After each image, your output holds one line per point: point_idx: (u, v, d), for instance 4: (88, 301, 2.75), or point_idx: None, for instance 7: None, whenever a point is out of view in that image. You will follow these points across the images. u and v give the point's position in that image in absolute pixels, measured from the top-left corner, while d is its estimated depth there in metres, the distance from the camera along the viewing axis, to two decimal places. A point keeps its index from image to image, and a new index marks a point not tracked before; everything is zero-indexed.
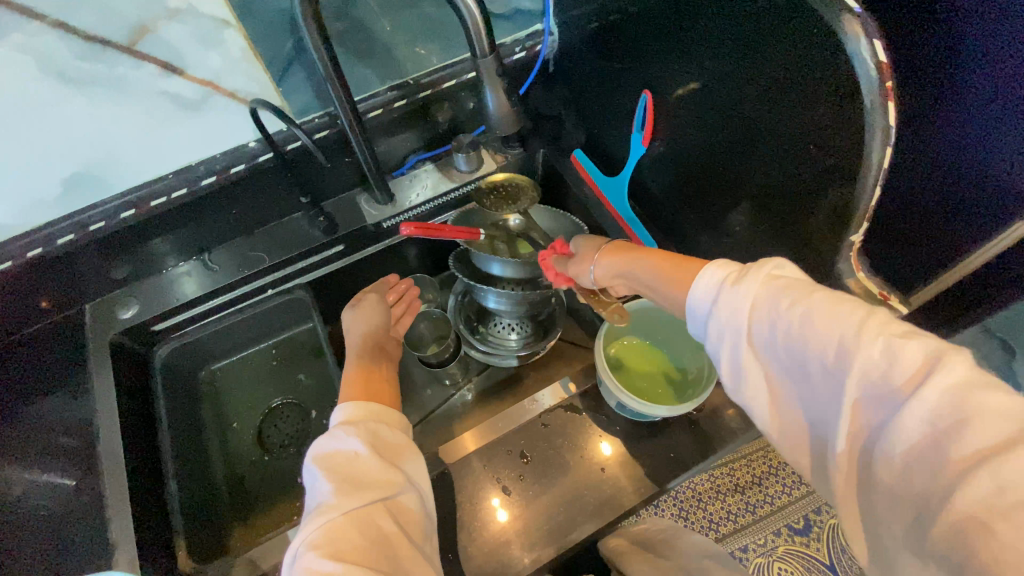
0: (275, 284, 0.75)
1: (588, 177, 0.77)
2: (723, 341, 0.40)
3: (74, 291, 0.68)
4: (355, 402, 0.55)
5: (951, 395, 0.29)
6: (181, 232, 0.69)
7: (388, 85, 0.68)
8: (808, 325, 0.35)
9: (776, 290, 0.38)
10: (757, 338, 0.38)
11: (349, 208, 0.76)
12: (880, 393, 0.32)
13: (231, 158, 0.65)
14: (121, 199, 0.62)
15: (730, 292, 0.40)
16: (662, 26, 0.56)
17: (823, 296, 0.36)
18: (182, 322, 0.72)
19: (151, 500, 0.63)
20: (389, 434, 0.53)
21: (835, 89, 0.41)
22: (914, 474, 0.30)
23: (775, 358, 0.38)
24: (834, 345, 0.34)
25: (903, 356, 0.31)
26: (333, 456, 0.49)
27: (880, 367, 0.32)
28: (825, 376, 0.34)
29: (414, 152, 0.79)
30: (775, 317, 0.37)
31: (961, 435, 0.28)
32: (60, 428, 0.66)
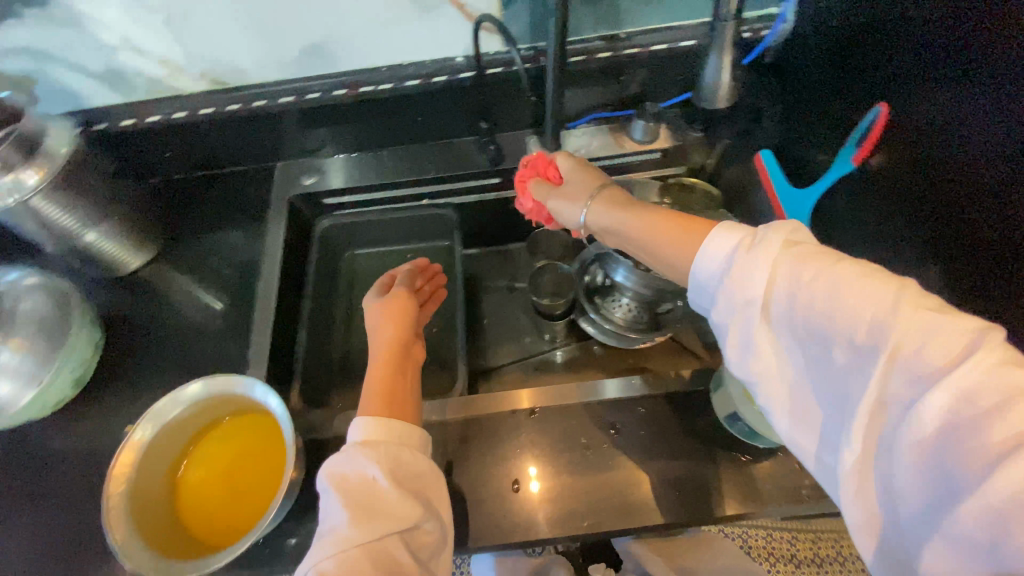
0: (430, 196, 0.81)
1: (768, 181, 0.71)
2: (737, 311, 0.39)
3: (275, 146, 0.78)
4: (369, 419, 0.51)
5: (993, 373, 0.28)
6: (371, 122, 0.76)
7: (599, 34, 0.68)
8: (837, 294, 0.34)
9: (798, 257, 0.36)
10: (775, 308, 0.37)
11: (519, 144, 0.77)
12: (912, 373, 0.31)
13: (437, 67, 0.69)
14: (338, 78, 0.70)
15: (745, 258, 0.38)
16: (924, 46, 0.49)
17: (850, 265, 0.34)
18: (348, 202, 0.81)
19: (283, 342, 0.71)
20: (411, 459, 0.49)
21: None
22: (946, 455, 0.29)
23: (792, 330, 0.36)
24: (861, 316, 0.33)
25: (943, 332, 0.30)
26: (350, 477, 0.47)
27: (912, 343, 0.31)
28: (852, 352, 0.33)
29: (593, 109, 0.78)
30: (796, 288, 0.36)
31: (1005, 417, 0.27)
32: (239, 254, 0.78)
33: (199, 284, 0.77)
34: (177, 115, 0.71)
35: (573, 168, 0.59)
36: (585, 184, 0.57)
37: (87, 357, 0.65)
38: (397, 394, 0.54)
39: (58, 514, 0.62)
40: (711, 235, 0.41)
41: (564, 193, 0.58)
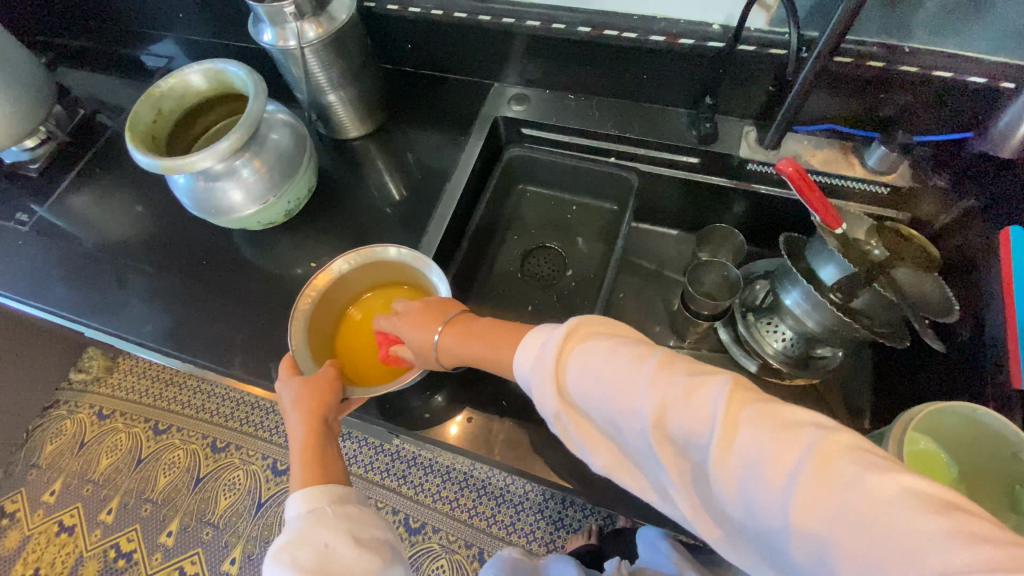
0: (620, 156, 0.81)
1: (1007, 262, 0.58)
2: (556, 425, 0.46)
3: (502, 66, 0.82)
4: (306, 491, 0.52)
5: (739, 425, 0.36)
6: (601, 69, 0.76)
7: (880, 41, 0.62)
8: (609, 390, 0.42)
9: (578, 348, 0.45)
10: (579, 404, 0.44)
11: (732, 133, 0.74)
12: (695, 440, 0.38)
13: (689, 29, 0.66)
14: (585, 15, 0.70)
15: (538, 372, 0.46)
16: None
17: (611, 352, 0.43)
18: (543, 138, 0.84)
19: (447, 243, 0.78)
20: (359, 518, 0.52)
21: None
22: (759, 515, 0.34)
23: (604, 426, 0.43)
24: (636, 403, 0.41)
25: (690, 402, 0.38)
26: (294, 546, 0.47)
27: (680, 416, 0.38)
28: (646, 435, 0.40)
29: (832, 121, 0.71)
30: (580, 388, 0.43)
31: (764, 466, 0.34)
32: (436, 153, 0.85)
33: (394, 169, 0.85)
34: (433, 11, 0.77)
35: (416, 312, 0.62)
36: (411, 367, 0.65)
37: (301, 196, 0.77)
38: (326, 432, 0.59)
39: (245, 311, 0.76)
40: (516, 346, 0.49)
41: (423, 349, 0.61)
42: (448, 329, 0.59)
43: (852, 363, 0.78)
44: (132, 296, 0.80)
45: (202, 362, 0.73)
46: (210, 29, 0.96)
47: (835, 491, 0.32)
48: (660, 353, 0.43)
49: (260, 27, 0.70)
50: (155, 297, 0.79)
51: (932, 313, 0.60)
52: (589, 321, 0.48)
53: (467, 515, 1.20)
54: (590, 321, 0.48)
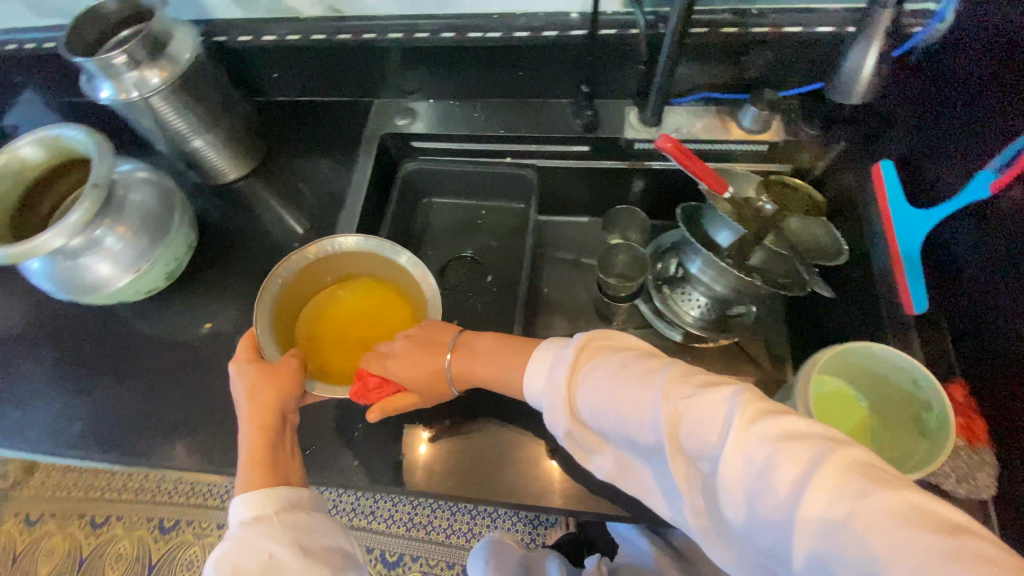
0: (515, 155, 0.80)
1: (883, 195, 0.64)
2: (570, 437, 0.48)
3: (377, 82, 0.78)
4: (247, 501, 0.49)
5: (750, 434, 0.37)
6: (478, 70, 0.74)
7: (730, 7, 0.64)
8: (621, 404, 0.44)
9: (591, 365, 0.47)
10: (591, 417, 0.46)
11: (616, 115, 0.75)
12: (702, 446, 0.39)
13: (548, 20, 0.67)
14: (449, 20, 0.69)
15: (553, 389, 0.49)
16: None
17: (623, 368, 0.45)
18: (437, 148, 0.82)
19: None
20: (307, 526, 0.49)
21: None
22: (759, 518, 0.35)
23: (617, 435, 0.45)
24: (648, 416, 0.42)
25: (701, 414, 0.39)
26: (233, 559, 0.44)
27: (686, 423, 0.40)
28: (658, 444, 0.42)
29: (706, 88, 0.73)
30: (595, 398, 0.46)
31: (771, 474, 0.35)
32: (327, 183, 0.81)
33: (285, 207, 0.80)
34: (291, 36, 0.72)
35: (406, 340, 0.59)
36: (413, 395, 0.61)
37: (181, 254, 0.71)
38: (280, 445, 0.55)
39: (143, 390, 0.69)
40: (533, 363, 0.52)
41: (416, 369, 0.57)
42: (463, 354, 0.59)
43: (768, 315, 0.81)
44: (8, 399, 0.71)
45: (102, 456, 0.66)
46: (48, 87, 0.86)
47: (840, 499, 0.32)
48: (677, 368, 0.44)
49: (95, 83, 0.64)
50: (37, 396, 0.71)
51: (825, 260, 0.65)
52: (601, 342, 0.50)
53: (444, 537, 1.17)
54: (601, 340, 0.50)
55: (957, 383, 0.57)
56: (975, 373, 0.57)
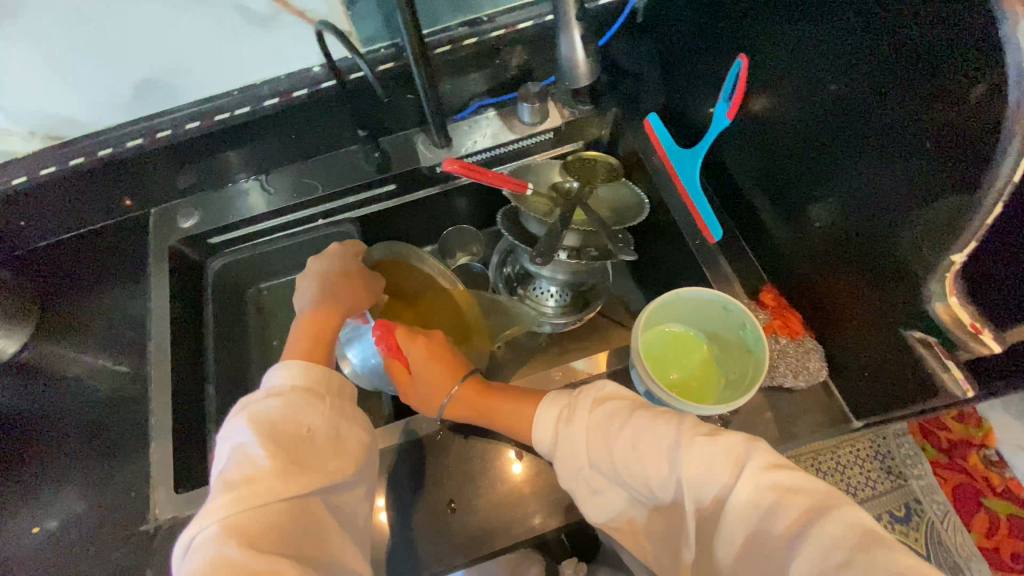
0: (325, 216, 0.75)
1: (659, 145, 0.72)
2: (577, 480, 0.49)
3: (142, 193, 0.70)
4: (299, 363, 0.50)
5: (759, 478, 0.38)
6: (248, 147, 0.69)
7: (460, 20, 0.65)
8: (638, 446, 0.45)
9: (607, 414, 0.49)
10: (602, 462, 0.47)
11: (406, 147, 0.74)
12: (713, 491, 0.40)
13: (295, 80, 0.64)
14: (190, 109, 0.64)
15: (567, 435, 0.50)
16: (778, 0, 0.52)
17: (642, 415, 0.47)
18: (237, 238, 0.74)
19: (191, 402, 0.67)
20: (348, 414, 0.50)
21: (982, 95, 0.36)
22: (757, 559, 0.37)
23: (629, 480, 0.45)
24: (664, 464, 0.43)
25: (716, 456, 0.41)
26: (271, 420, 0.45)
27: (697, 467, 0.41)
28: (669, 490, 0.43)
29: (479, 97, 0.75)
30: (613, 439, 0.47)
31: (777, 517, 0.36)
32: (125, 319, 0.71)
33: (87, 358, 0.70)
34: (15, 179, 0.63)
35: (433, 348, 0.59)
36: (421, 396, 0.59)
37: None
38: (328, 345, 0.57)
39: None
40: (545, 404, 0.53)
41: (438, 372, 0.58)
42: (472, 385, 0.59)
43: (618, 278, 0.85)
44: None
45: None
46: None
47: (839, 544, 0.33)
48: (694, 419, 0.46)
49: None
50: None
51: (633, 219, 0.71)
52: (624, 397, 0.51)
53: None
54: (621, 395, 0.51)
55: (768, 287, 0.64)
56: (779, 274, 0.64)
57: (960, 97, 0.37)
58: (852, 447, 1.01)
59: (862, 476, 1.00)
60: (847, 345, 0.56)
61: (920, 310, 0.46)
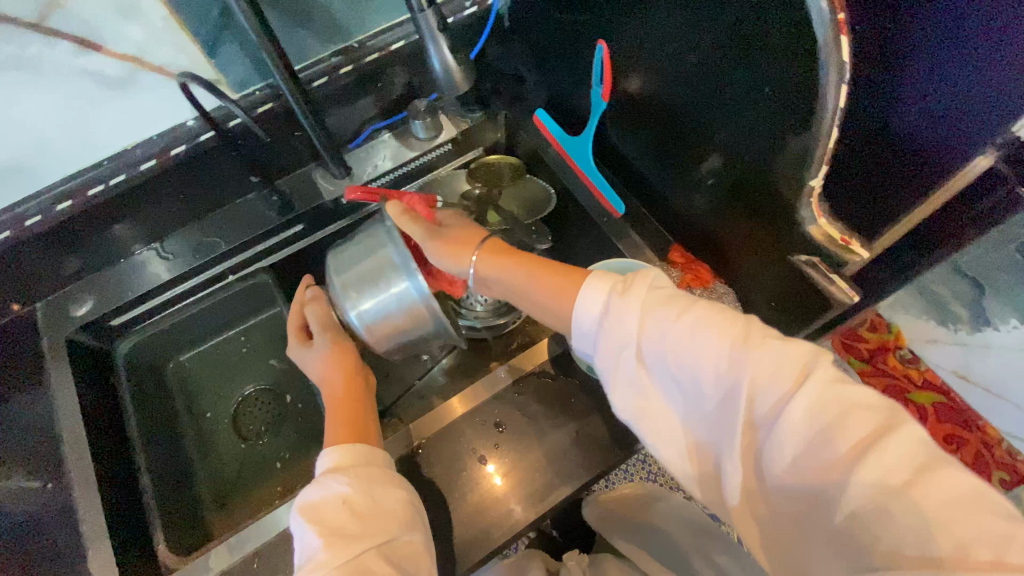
0: (235, 271, 0.72)
1: (552, 138, 0.76)
2: (619, 367, 0.44)
3: (19, 288, 0.64)
4: (335, 446, 0.51)
5: (826, 393, 0.35)
6: (135, 218, 0.66)
7: (332, 51, 0.65)
8: (697, 335, 0.40)
9: (662, 306, 0.43)
10: (647, 351, 0.42)
11: (306, 185, 0.73)
12: (774, 394, 0.36)
13: (170, 137, 0.61)
14: (53, 191, 0.59)
15: (615, 322, 0.44)
16: None
17: (703, 307, 0.42)
18: (141, 315, 0.69)
19: (123, 498, 0.62)
20: (383, 478, 0.49)
21: (798, 34, 0.41)
22: (808, 466, 0.34)
23: (675, 377, 0.41)
24: (722, 364, 0.39)
25: (780, 360, 0.37)
26: (315, 504, 0.45)
27: (767, 368, 0.37)
28: (717, 390, 0.39)
29: (370, 123, 0.76)
30: (664, 331, 0.41)
31: (837, 437, 0.34)
32: (17, 432, 0.62)
33: None
34: None
35: (446, 234, 0.57)
36: (452, 245, 0.56)
37: None
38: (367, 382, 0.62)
39: None
40: (587, 287, 0.46)
41: (460, 235, 0.57)
42: (496, 248, 0.54)
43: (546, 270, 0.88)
44: None
45: None
46: None
47: (901, 466, 0.32)
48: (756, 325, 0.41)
49: None
50: None
51: (544, 210, 0.76)
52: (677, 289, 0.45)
53: None
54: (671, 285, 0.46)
55: (675, 247, 0.69)
56: (682, 234, 0.69)
57: (790, 39, 0.42)
58: None
59: None
60: (751, 282, 0.62)
61: (800, 236, 0.51)
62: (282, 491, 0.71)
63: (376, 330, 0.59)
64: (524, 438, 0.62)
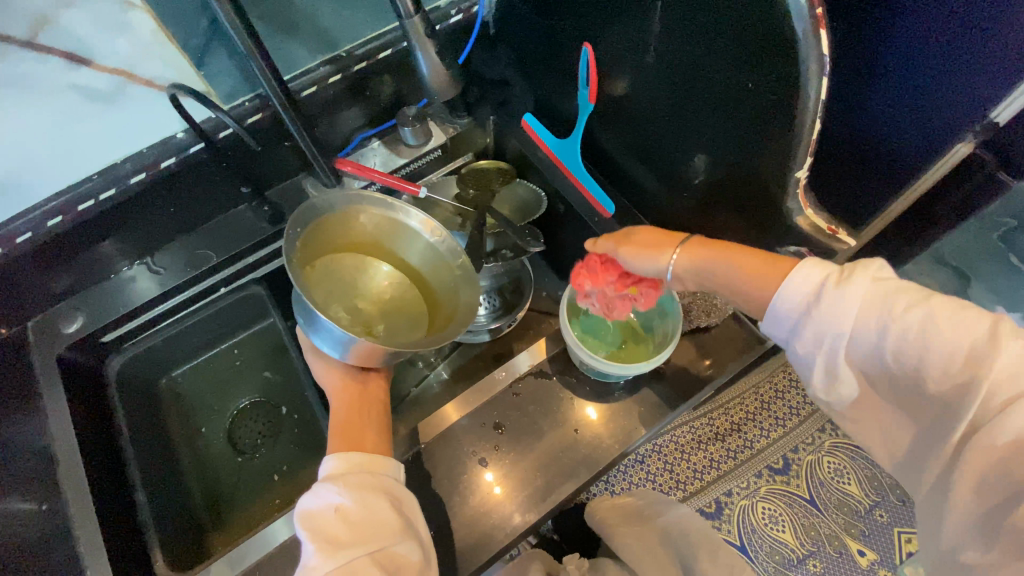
0: (227, 283, 0.72)
1: (540, 141, 0.77)
2: (827, 357, 0.43)
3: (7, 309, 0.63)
4: (337, 453, 0.52)
5: None
6: (122, 235, 0.65)
7: (320, 60, 0.65)
8: (933, 330, 0.38)
9: (888, 292, 0.41)
10: (859, 342, 0.42)
11: (296, 194, 0.73)
12: (1010, 393, 0.36)
13: (159, 150, 0.61)
14: (44, 207, 0.57)
15: (822, 314, 0.42)
16: None
17: (941, 300, 0.39)
18: (133, 330, 0.69)
19: (121, 517, 0.61)
20: (375, 486, 0.49)
21: (778, 32, 0.42)
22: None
23: (895, 362, 0.40)
24: (950, 367, 0.38)
25: (1018, 362, 0.36)
26: (312, 512, 0.47)
27: (1011, 368, 0.36)
28: (944, 383, 0.38)
29: (359, 131, 0.76)
30: (888, 320, 0.40)
31: None
32: None
33: None
34: None
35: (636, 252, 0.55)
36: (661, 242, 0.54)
37: None
38: (368, 389, 0.61)
39: None
40: (797, 271, 0.44)
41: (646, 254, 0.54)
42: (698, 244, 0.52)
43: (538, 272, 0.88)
44: None
45: None
46: None
47: None
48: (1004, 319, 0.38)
49: None
50: None
51: (536, 212, 0.78)
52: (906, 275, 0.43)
53: None
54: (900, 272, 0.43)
55: None
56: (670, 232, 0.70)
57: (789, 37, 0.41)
58: (780, 373, 1.11)
59: (798, 397, 1.09)
60: None
61: (788, 227, 0.52)
62: (280, 504, 0.70)
63: (357, 355, 0.53)
64: (522, 442, 0.62)
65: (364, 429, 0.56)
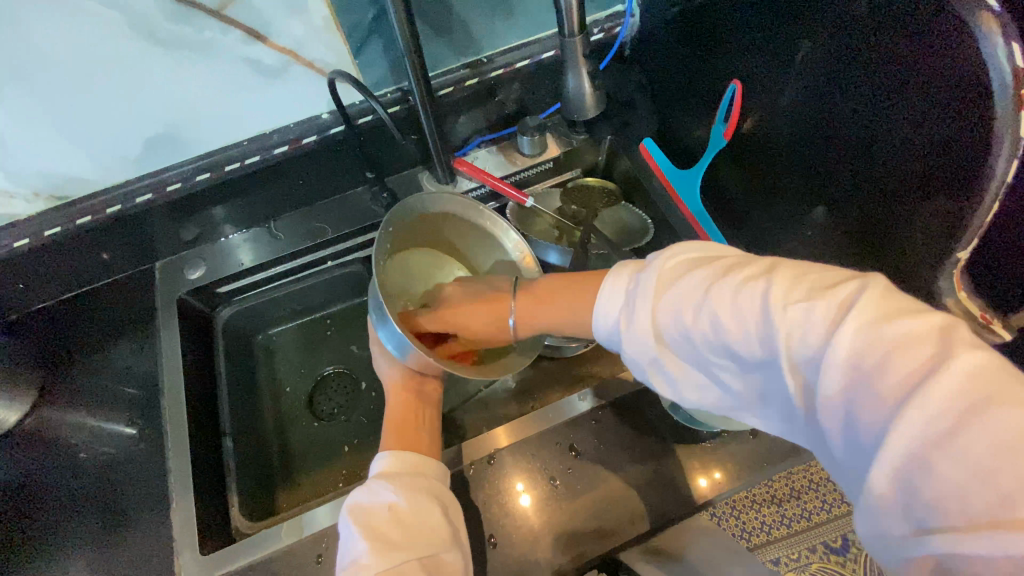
0: (334, 257, 0.76)
1: (657, 168, 0.76)
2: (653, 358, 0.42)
3: (145, 248, 0.69)
4: (393, 452, 0.53)
5: (862, 341, 0.31)
6: (250, 197, 0.70)
7: (462, 63, 0.68)
8: (721, 303, 0.37)
9: (678, 281, 0.41)
10: (669, 335, 0.41)
11: (412, 184, 0.76)
12: (805, 353, 0.33)
13: (303, 128, 0.65)
14: (197, 162, 0.64)
15: (633, 311, 0.42)
16: (760, 31, 0.56)
17: (719, 277, 0.39)
18: (246, 286, 0.74)
19: (207, 456, 0.65)
20: (425, 489, 0.50)
21: (970, 103, 0.39)
22: (851, 431, 0.31)
23: (705, 343, 0.39)
24: (744, 321, 0.36)
25: (805, 315, 0.34)
26: (363, 509, 0.47)
27: (792, 330, 0.34)
28: (751, 350, 0.36)
29: (478, 133, 0.78)
30: (686, 305, 0.39)
31: (880, 378, 0.30)
32: (134, 374, 0.70)
33: (98, 417, 0.68)
34: (18, 243, 0.61)
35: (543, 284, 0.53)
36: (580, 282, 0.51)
37: None
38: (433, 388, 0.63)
39: None
40: (603, 293, 0.45)
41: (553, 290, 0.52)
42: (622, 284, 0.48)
43: None
44: None
45: None
46: None
47: (948, 413, 0.27)
48: (788, 268, 0.38)
49: None
50: None
51: (639, 239, 0.76)
52: (706, 258, 0.42)
53: None
54: (695, 256, 0.43)
55: None
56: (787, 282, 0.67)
57: (979, 104, 0.38)
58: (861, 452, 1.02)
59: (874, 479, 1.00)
60: None
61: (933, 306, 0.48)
62: (344, 477, 0.73)
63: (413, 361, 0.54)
64: (592, 471, 0.59)
65: (422, 434, 0.58)
